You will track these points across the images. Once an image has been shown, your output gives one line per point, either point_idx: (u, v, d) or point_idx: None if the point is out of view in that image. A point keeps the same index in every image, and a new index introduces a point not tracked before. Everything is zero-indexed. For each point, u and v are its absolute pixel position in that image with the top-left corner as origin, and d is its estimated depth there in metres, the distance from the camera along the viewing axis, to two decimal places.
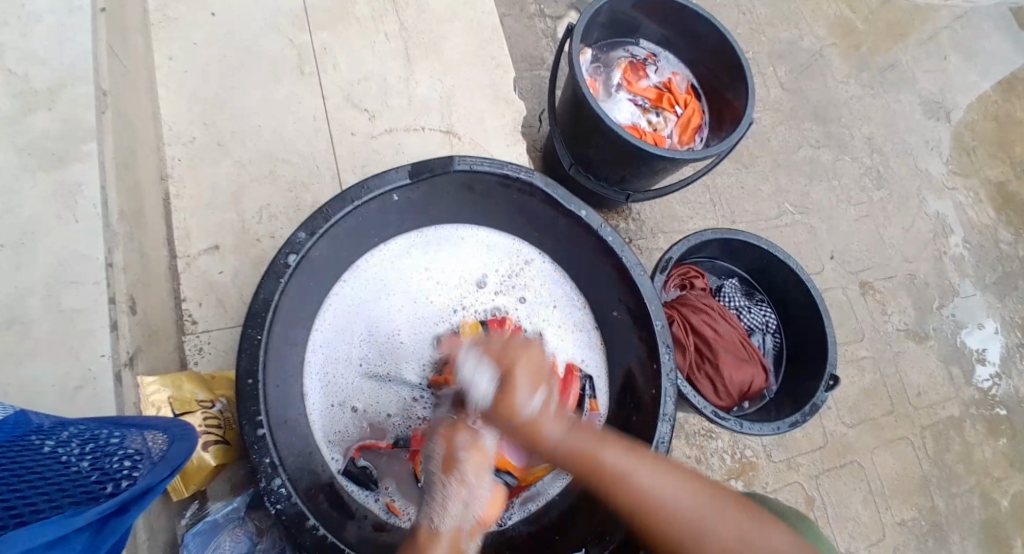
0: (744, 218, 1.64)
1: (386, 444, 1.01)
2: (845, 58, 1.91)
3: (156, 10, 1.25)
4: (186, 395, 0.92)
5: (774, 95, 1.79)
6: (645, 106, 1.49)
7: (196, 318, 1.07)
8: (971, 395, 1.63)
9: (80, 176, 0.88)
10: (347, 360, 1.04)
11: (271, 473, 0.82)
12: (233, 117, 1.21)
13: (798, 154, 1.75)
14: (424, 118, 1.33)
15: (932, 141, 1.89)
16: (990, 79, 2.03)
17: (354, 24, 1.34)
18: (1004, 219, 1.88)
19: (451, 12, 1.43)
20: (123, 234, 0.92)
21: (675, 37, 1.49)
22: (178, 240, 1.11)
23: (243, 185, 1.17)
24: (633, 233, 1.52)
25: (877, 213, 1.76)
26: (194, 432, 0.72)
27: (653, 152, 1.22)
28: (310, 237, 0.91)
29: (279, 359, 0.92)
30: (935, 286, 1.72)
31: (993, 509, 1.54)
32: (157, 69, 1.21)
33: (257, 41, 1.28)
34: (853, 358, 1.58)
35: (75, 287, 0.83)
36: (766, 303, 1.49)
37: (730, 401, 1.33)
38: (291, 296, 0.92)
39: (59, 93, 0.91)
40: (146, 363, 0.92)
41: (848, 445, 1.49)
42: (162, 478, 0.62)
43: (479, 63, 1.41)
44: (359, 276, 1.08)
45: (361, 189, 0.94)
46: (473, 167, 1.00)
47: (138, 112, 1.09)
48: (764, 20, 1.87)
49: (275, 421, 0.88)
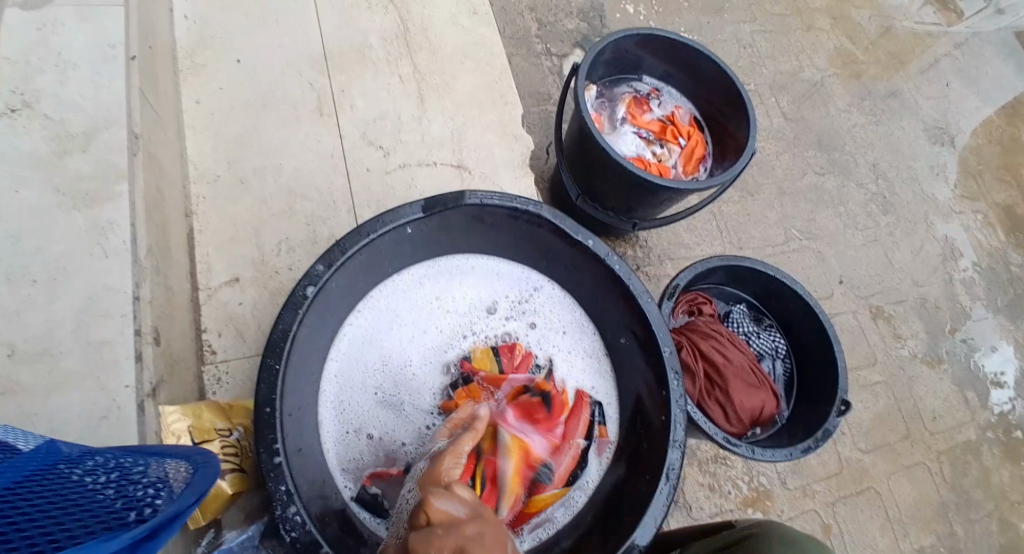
0: (751, 244, 1.67)
1: (397, 470, 1.03)
2: (847, 87, 1.95)
3: (183, 56, 1.31)
4: (206, 424, 0.95)
5: (777, 124, 1.83)
6: (649, 138, 1.52)
7: (215, 348, 1.11)
8: (987, 419, 1.63)
9: (113, 215, 0.93)
10: (361, 388, 1.07)
11: (287, 501, 0.85)
12: (254, 155, 1.27)
13: (803, 181, 1.78)
14: (436, 153, 1.37)
15: (937, 166, 1.92)
16: (993, 105, 2.06)
17: (368, 65, 1.40)
18: (1014, 242, 1.89)
19: (461, 52, 1.49)
20: (151, 269, 0.96)
21: (677, 71, 1.54)
22: (200, 273, 1.16)
23: (263, 220, 1.22)
24: (641, 261, 1.55)
25: (884, 238, 1.78)
26: (214, 464, 0.76)
27: (657, 183, 1.26)
28: (327, 269, 0.95)
29: (297, 388, 0.95)
30: (946, 310, 1.73)
31: (1014, 535, 1.52)
32: (183, 111, 1.27)
33: (277, 83, 1.34)
34: (866, 383, 1.59)
35: (103, 319, 0.87)
36: (775, 328, 1.51)
37: (741, 427, 1.34)
38: (308, 326, 0.95)
39: (93, 137, 0.97)
40: (169, 393, 0.95)
41: (864, 471, 1.49)
42: (187, 506, 0.66)
43: (489, 100, 1.47)
44: (373, 307, 1.11)
45: (376, 222, 0.99)
46: (483, 201, 1.04)
47: (165, 152, 1.14)
48: (765, 52, 1.92)
49: (291, 449, 0.91)
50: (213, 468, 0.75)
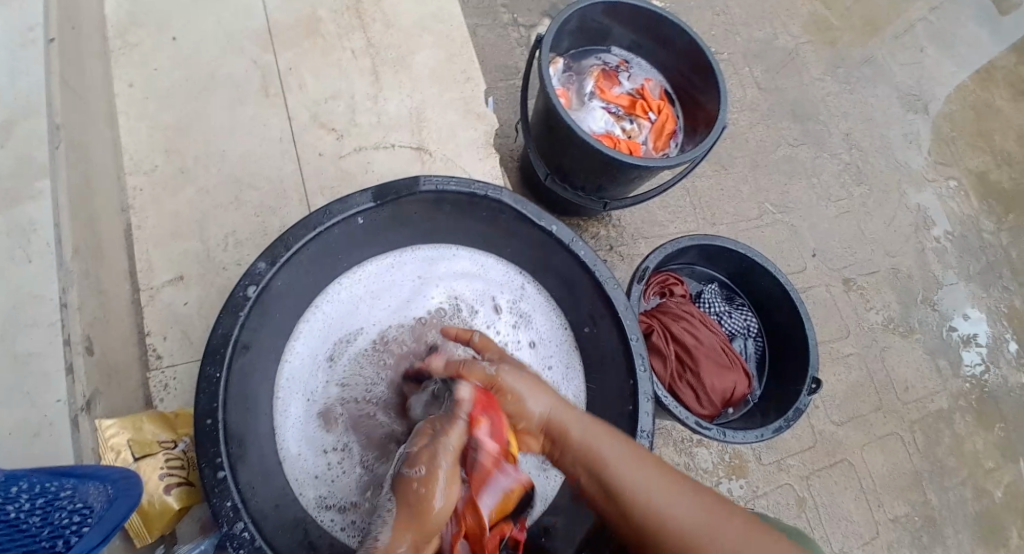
0: (724, 220, 1.63)
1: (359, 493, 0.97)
2: (820, 54, 1.90)
3: (115, 36, 1.23)
4: (147, 437, 0.92)
5: (750, 94, 1.78)
6: (618, 113, 1.47)
7: (160, 352, 1.06)
8: (960, 387, 1.63)
9: (34, 214, 0.86)
10: (317, 394, 1.02)
11: (234, 517, 0.81)
12: (197, 143, 1.20)
13: (777, 153, 1.74)
14: (394, 134, 1.31)
15: (910, 133, 1.89)
16: (967, 69, 2.03)
17: (319, 42, 1.33)
18: (987, 208, 1.87)
19: (418, 25, 1.41)
20: (79, 272, 0.90)
21: (647, 42, 1.48)
22: (141, 272, 1.10)
23: (207, 212, 1.16)
24: (614, 240, 1.50)
25: (857, 209, 1.75)
26: (136, 485, 0.76)
27: (624, 161, 1.21)
28: (270, 267, 0.89)
29: (242, 394, 0.90)
30: (919, 279, 1.72)
31: (987, 501, 1.53)
32: (116, 96, 1.19)
33: (218, 62, 1.26)
34: (839, 355, 1.57)
35: (28, 329, 0.81)
36: (747, 307, 1.48)
37: (713, 409, 1.31)
38: (252, 329, 0.90)
39: (10, 130, 0.89)
40: (106, 404, 0.90)
41: (837, 444, 1.48)
42: (93, 548, 0.67)
43: (449, 77, 1.39)
44: (330, 303, 1.06)
45: (323, 214, 0.93)
46: (439, 187, 0.99)
47: (95, 143, 1.07)
48: (738, 18, 1.86)
49: (240, 459, 0.87)
50: (135, 498, 0.74)
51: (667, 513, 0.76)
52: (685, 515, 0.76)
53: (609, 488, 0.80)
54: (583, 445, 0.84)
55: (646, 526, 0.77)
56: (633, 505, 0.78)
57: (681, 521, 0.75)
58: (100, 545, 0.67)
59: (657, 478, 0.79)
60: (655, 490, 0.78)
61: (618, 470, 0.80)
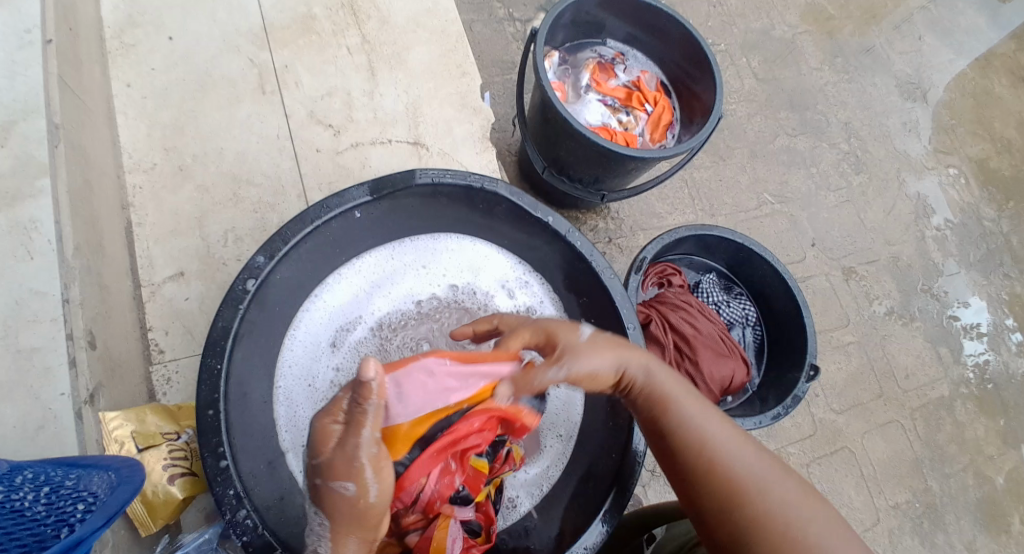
0: (723, 211, 1.63)
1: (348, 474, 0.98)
2: (818, 44, 1.90)
3: (113, 36, 1.24)
4: (150, 428, 0.93)
5: (747, 86, 1.78)
6: (615, 106, 1.48)
7: (163, 347, 1.08)
8: (961, 374, 1.63)
9: (35, 212, 0.87)
10: (314, 386, 1.03)
11: (237, 505, 0.82)
12: (195, 141, 1.21)
13: (775, 144, 1.74)
14: (391, 130, 1.32)
15: (909, 122, 1.89)
16: (966, 57, 2.02)
17: (315, 39, 1.33)
18: (987, 195, 1.87)
19: (413, 21, 1.41)
20: (80, 268, 0.91)
21: (642, 35, 1.49)
22: (142, 269, 1.11)
23: (206, 209, 1.17)
24: (612, 232, 1.51)
25: (856, 198, 1.75)
26: (140, 470, 0.76)
27: (620, 152, 1.21)
28: (268, 261, 0.90)
29: (242, 386, 0.91)
30: (919, 267, 1.72)
31: (990, 488, 1.53)
32: (115, 96, 1.20)
33: (215, 61, 1.27)
34: (838, 344, 1.58)
35: (31, 324, 0.82)
36: (745, 296, 1.49)
37: (712, 398, 1.30)
38: (251, 322, 0.91)
39: (10, 130, 0.91)
40: (110, 397, 0.92)
41: (838, 432, 1.49)
42: (94, 532, 0.66)
43: (445, 72, 1.40)
44: (329, 295, 1.07)
45: (320, 208, 0.94)
46: (435, 179, 0.99)
47: (94, 142, 1.08)
48: (735, 10, 1.86)
49: (241, 449, 0.88)
50: (139, 483, 0.74)
51: (723, 464, 0.78)
52: (744, 469, 0.78)
53: (665, 428, 0.83)
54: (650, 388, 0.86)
55: (700, 470, 0.79)
56: (688, 447, 0.80)
57: (736, 470, 0.77)
58: (101, 530, 0.67)
59: (721, 428, 0.81)
60: (720, 441, 0.80)
61: (681, 419, 0.82)
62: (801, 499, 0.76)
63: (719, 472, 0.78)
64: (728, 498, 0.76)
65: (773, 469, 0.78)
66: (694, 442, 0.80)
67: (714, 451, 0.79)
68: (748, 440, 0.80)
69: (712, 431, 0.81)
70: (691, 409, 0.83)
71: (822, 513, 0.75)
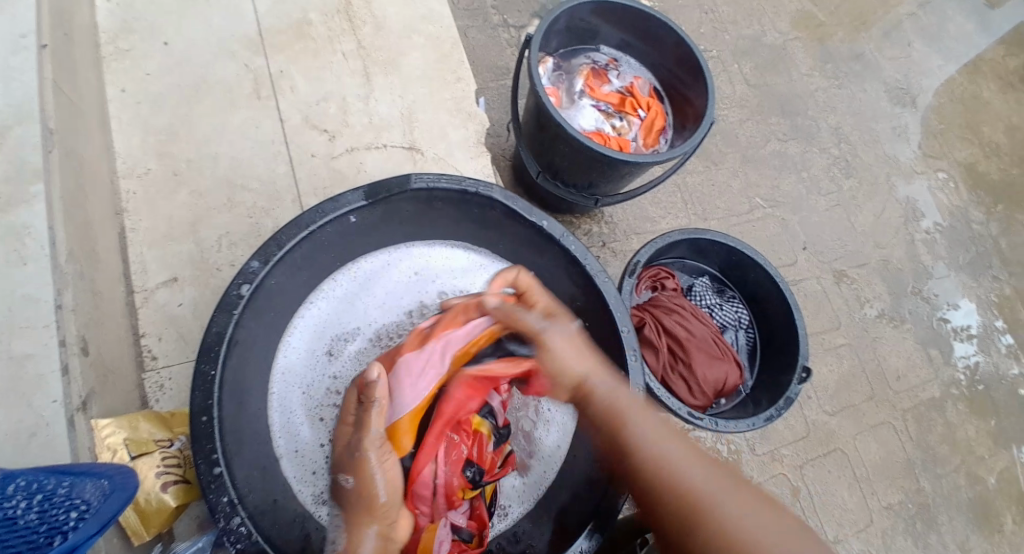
0: (715, 215, 1.64)
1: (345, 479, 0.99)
2: (808, 50, 1.92)
3: (107, 42, 1.24)
4: (143, 436, 0.93)
5: (739, 91, 1.80)
6: (608, 111, 1.49)
7: (156, 353, 1.07)
8: (952, 376, 1.64)
9: (30, 218, 0.87)
10: (308, 393, 1.03)
11: (230, 512, 0.82)
12: (189, 147, 1.21)
13: (767, 148, 1.75)
14: (385, 135, 1.32)
15: (899, 127, 1.91)
16: (954, 62, 2.05)
17: (310, 45, 1.34)
18: (976, 198, 1.89)
19: (408, 28, 1.42)
20: (73, 274, 0.91)
21: (635, 41, 1.50)
22: (136, 274, 1.11)
23: (200, 214, 1.17)
24: (606, 236, 1.52)
25: (847, 202, 1.77)
26: (133, 477, 0.77)
27: (614, 156, 1.22)
28: (263, 266, 0.90)
29: (236, 392, 0.91)
30: (909, 270, 1.74)
31: (981, 488, 1.55)
32: (108, 101, 1.20)
33: (210, 66, 1.27)
34: (831, 347, 1.59)
35: (24, 331, 0.82)
36: (738, 299, 1.49)
37: (704, 400, 1.32)
38: (246, 327, 0.91)
39: (4, 135, 0.90)
40: (103, 404, 0.91)
41: (831, 433, 1.50)
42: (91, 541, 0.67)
43: (439, 77, 1.41)
44: (323, 300, 1.07)
45: (315, 213, 0.94)
46: (430, 184, 1.00)
47: (88, 147, 1.08)
48: (727, 16, 1.88)
49: (236, 455, 0.88)
50: (132, 492, 0.75)
51: (675, 478, 0.75)
52: (697, 482, 0.74)
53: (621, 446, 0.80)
54: (609, 403, 0.84)
55: (654, 486, 0.75)
56: (642, 463, 0.77)
57: (688, 484, 0.74)
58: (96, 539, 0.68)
59: (677, 444, 0.78)
60: (673, 456, 0.77)
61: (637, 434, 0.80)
62: (763, 518, 0.70)
63: (672, 487, 0.74)
64: (681, 513, 0.72)
65: (731, 486, 0.73)
66: (648, 457, 0.77)
67: (667, 466, 0.76)
68: (705, 457, 0.77)
69: (667, 447, 0.78)
70: (647, 425, 0.81)
71: (782, 529, 0.70)
